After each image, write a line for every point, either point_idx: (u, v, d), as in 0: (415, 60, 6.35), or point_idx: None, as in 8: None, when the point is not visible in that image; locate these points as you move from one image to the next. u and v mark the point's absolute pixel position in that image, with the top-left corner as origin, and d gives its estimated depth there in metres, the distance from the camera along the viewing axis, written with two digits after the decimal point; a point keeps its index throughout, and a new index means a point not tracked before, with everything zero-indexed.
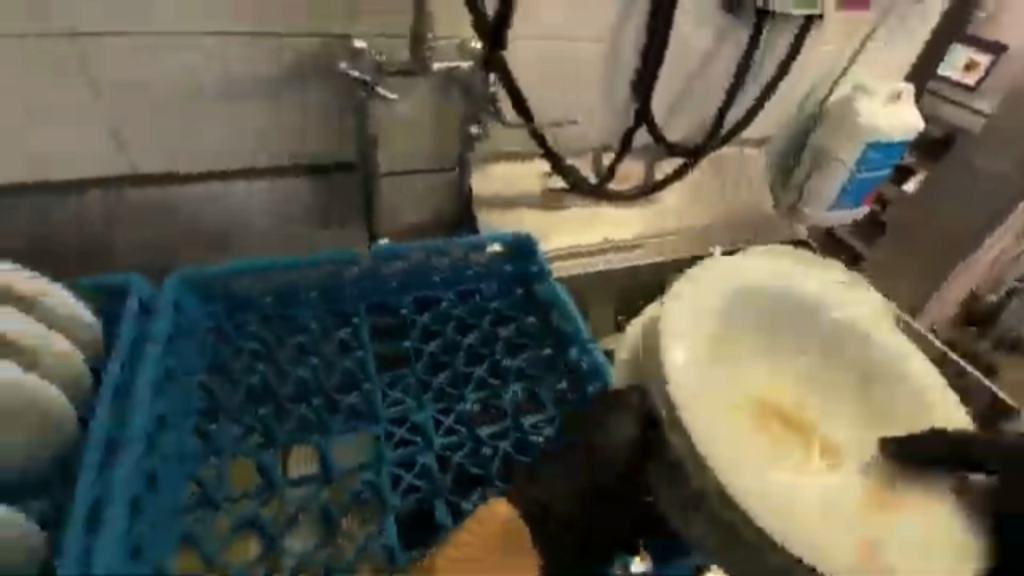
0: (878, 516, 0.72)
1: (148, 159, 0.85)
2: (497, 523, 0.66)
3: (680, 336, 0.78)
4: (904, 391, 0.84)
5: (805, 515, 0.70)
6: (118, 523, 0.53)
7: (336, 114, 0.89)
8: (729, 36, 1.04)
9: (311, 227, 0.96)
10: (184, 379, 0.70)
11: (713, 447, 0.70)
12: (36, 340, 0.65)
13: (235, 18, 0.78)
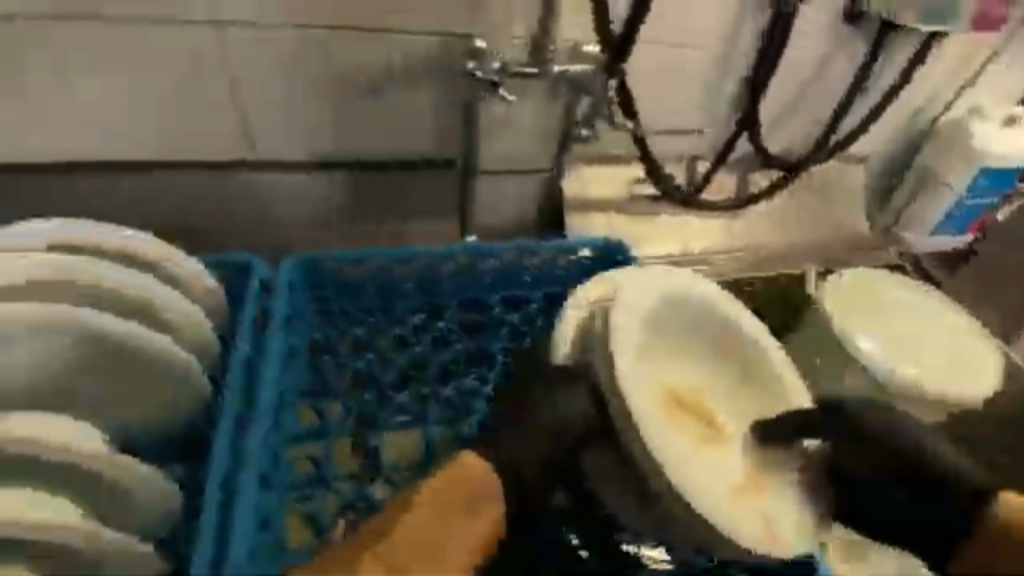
0: (740, 505, 0.67)
1: (270, 146, 0.89)
2: (465, 478, 0.68)
3: (629, 331, 0.69)
4: (768, 386, 0.80)
5: (728, 503, 0.66)
6: (252, 496, 0.58)
7: (447, 110, 0.91)
8: (846, 50, 1.01)
9: (394, 220, 0.98)
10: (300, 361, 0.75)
11: (669, 449, 0.64)
12: (167, 304, 0.68)
13: (367, 15, 0.81)
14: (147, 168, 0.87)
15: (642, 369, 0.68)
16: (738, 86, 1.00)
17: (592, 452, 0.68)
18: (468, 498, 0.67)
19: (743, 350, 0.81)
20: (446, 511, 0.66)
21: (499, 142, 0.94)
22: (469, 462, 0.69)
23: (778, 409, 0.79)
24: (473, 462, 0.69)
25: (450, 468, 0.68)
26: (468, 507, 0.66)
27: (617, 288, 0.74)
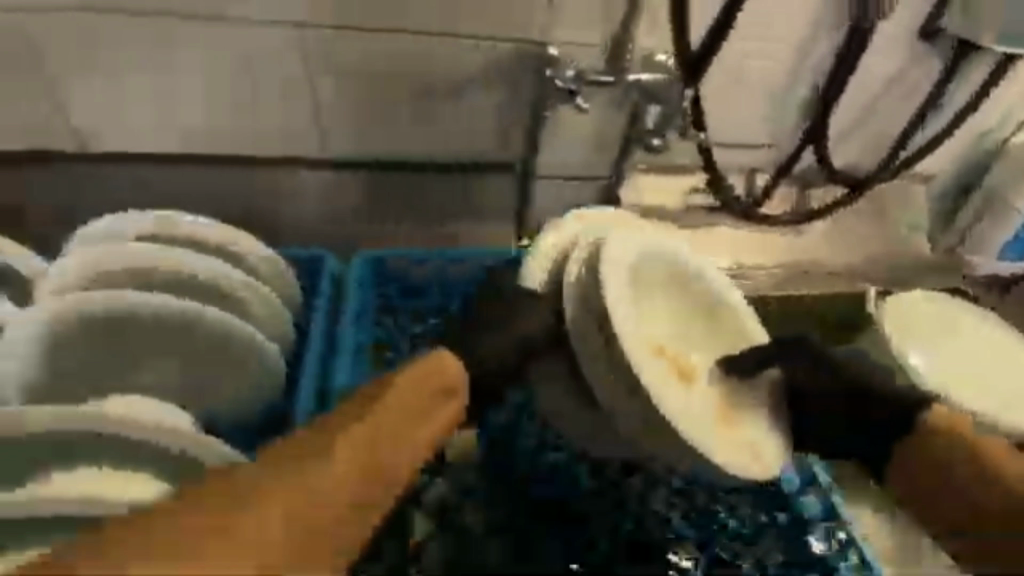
0: (717, 432, 0.66)
1: (338, 146, 0.90)
2: (439, 377, 0.64)
3: (622, 278, 0.68)
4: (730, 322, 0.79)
5: (712, 434, 0.66)
6: None
7: (512, 115, 0.91)
8: (920, 66, 0.99)
9: (450, 223, 0.98)
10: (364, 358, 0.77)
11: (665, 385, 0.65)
12: (241, 290, 0.72)
13: (442, 20, 0.82)
14: (219, 164, 0.89)
15: (634, 313, 0.67)
16: (807, 99, 0.98)
17: (547, 362, 0.70)
18: (438, 397, 0.63)
19: (710, 294, 0.79)
20: (416, 410, 0.61)
21: (560, 146, 0.95)
22: (438, 362, 0.65)
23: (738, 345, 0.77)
24: (444, 362, 0.65)
25: (421, 363, 0.64)
26: (437, 402, 0.63)
27: (577, 238, 0.76)
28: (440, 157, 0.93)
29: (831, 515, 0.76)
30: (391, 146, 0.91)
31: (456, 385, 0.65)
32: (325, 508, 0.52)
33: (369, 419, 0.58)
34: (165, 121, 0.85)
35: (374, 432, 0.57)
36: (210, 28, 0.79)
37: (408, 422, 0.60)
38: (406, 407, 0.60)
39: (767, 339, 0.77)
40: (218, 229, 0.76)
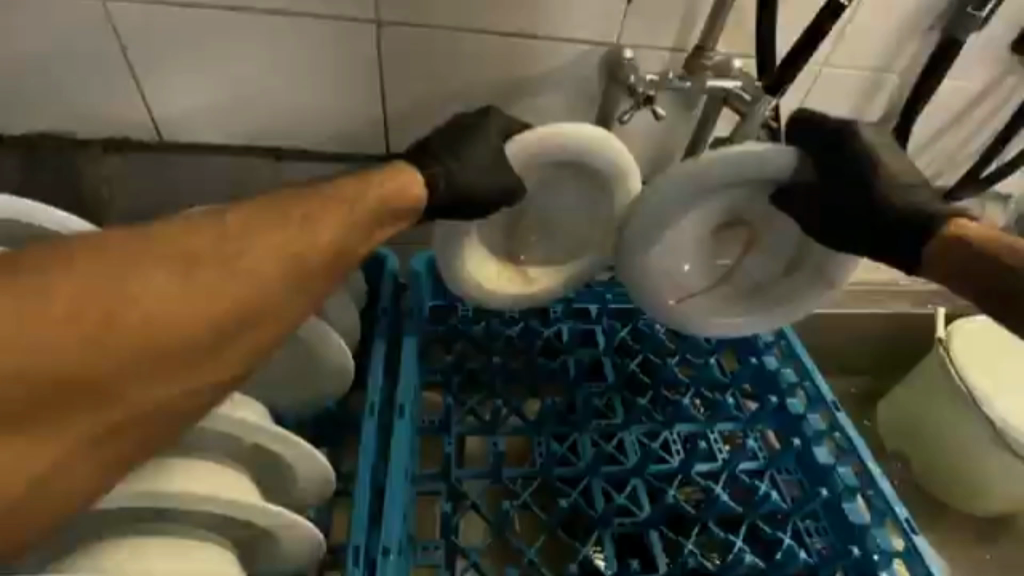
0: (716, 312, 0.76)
1: (402, 143, 0.91)
2: (398, 185, 0.64)
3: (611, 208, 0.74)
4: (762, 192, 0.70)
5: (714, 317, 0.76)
6: (397, 501, 0.60)
7: (577, 116, 0.89)
8: (1008, 79, 0.93)
9: None
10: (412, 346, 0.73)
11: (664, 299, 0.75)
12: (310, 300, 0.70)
13: (516, 19, 0.80)
14: (292, 159, 0.91)
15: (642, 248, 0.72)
16: (882, 114, 0.94)
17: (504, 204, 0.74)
18: (392, 209, 0.63)
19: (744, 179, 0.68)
20: (369, 215, 0.61)
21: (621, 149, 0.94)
22: (394, 173, 0.65)
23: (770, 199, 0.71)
24: (398, 174, 0.65)
25: (376, 171, 0.64)
26: (392, 210, 0.63)
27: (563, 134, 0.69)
28: None
29: (897, 548, 0.64)
30: None
31: (414, 194, 0.65)
32: (285, 256, 0.55)
33: (326, 206, 0.59)
34: (242, 116, 0.87)
35: (325, 212, 0.59)
36: (282, 22, 0.79)
37: (365, 215, 0.61)
38: (365, 206, 0.61)
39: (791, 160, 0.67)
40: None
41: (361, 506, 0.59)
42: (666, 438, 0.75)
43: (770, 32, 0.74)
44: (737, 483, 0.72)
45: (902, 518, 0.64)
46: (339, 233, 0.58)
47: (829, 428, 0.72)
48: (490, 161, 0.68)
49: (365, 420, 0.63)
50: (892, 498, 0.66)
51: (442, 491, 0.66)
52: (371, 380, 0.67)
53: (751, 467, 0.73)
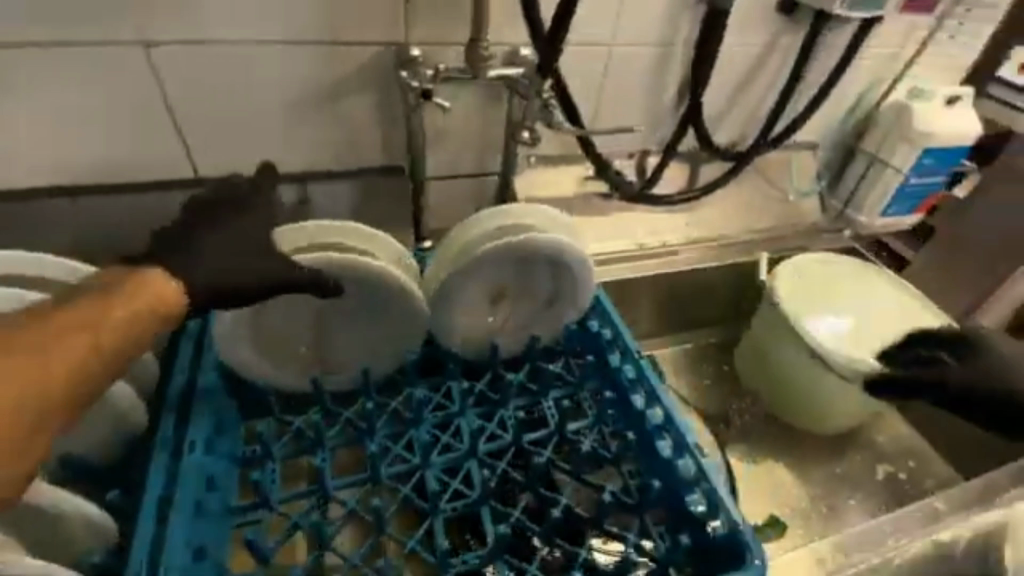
0: (513, 321, 0.85)
1: (209, 165, 0.89)
2: (155, 292, 0.58)
3: (393, 303, 0.74)
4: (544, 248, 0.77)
5: (513, 326, 0.85)
6: (180, 527, 0.58)
7: (386, 119, 0.92)
8: (784, 37, 1.02)
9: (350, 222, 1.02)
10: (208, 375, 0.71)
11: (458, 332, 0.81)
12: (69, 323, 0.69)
13: (299, 28, 0.79)
14: (93, 196, 0.86)
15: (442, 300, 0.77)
16: (676, 87, 1.03)
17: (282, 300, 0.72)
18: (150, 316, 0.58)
19: (527, 252, 0.76)
20: (131, 326, 0.57)
21: (444, 146, 0.97)
22: (150, 278, 0.59)
23: (554, 248, 0.77)
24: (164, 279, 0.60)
25: (129, 280, 0.58)
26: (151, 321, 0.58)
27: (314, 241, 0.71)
28: (321, 166, 0.94)
29: (696, 474, 0.69)
30: (274, 161, 0.91)
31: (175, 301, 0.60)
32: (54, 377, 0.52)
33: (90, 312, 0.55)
34: (28, 158, 0.82)
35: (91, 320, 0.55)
36: (34, 54, 0.74)
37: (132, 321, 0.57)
38: (127, 307, 0.56)
39: (555, 237, 0.76)
40: (72, 272, 0.73)
41: (141, 538, 0.57)
42: (500, 416, 0.79)
43: (535, 11, 0.74)
44: (565, 444, 0.76)
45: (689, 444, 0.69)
46: (94, 341, 0.54)
47: (637, 376, 0.79)
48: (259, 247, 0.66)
49: (157, 450, 0.62)
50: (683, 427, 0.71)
51: (262, 517, 0.64)
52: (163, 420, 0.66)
53: (579, 426, 0.78)
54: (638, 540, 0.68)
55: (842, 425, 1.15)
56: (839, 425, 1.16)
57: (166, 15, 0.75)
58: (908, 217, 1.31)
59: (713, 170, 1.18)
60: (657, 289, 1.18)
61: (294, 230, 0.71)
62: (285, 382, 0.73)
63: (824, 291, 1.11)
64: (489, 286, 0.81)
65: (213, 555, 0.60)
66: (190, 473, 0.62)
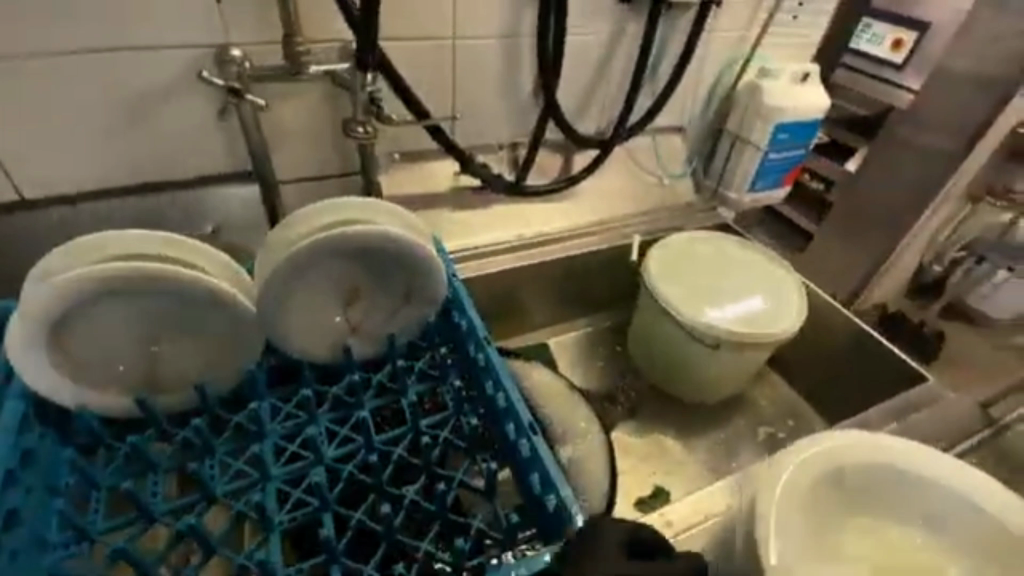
0: (362, 321, 0.82)
1: (35, 185, 0.84)
2: None
3: (213, 309, 0.71)
4: (372, 240, 0.75)
5: (364, 327, 0.82)
6: None
7: (225, 122, 0.88)
8: (628, 26, 1.06)
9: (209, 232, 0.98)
10: (15, 407, 0.66)
11: (299, 336, 0.77)
12: None
13: (109, 37, 0.75)
14: None
15: (272, 302, 0.74)
16: (530, 75, 1.04)
17: (87, 321, 0.67)
18: None
19: (358, 246, 0.75)
20: None
21: (293, 148, 0.95)
22: None
23: (385, 239, 0.76)
24: None
25: None
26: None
27: (106, 255, 0.67)
28: (164, 177, 0.91)
29: (528, 454, 0.69)
30: (109, 175, 0.87)
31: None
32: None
33: None
34: None
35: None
36: None
37: None
38: None
39: (385, 227, 0.76)
40: None
41: None
42: (354, 418, 0.76)
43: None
44: (417, 440, 0.74)
45: (524, 421, 0.71)
46: None
47: (488, 363, 0.78)
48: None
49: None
50: (522, 406, 0.72)
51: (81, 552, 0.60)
52: None
53: (434, 420, 0.77)
54: (482, 524, 0.67)
55: (726, 392, 1.21)
56: (724, 393, 1.21)
57: None
58: (777, 190, 1.38)
59: (582, 156, 1.21)
60: (543, 278, 1.19)
61: (83, 246, 0.67)
62: (101, 404, 0.69)
63: (696, 279, 1.14)
64: (329, 286, 0.79)
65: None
66: None
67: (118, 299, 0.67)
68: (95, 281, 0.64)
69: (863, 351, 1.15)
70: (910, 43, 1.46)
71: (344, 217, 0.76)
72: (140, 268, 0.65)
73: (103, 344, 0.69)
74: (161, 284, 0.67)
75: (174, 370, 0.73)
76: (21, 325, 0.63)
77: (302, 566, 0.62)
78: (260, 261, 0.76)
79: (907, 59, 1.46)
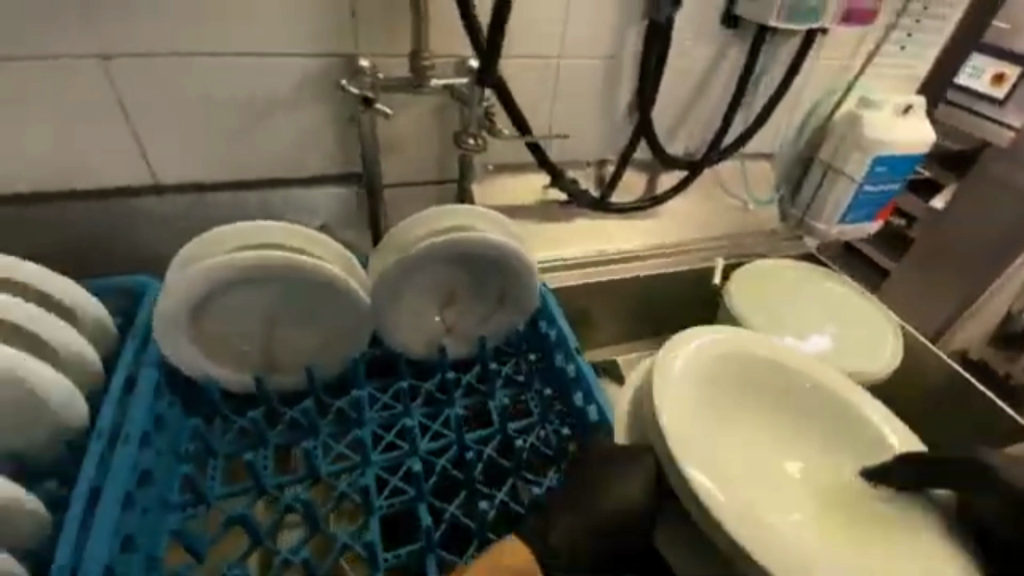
0: (459, 323, 0.86)
1: (171, 173, 0.91)
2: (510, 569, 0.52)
3: (329, 299, 0.76)
4: (480, 247, 0.78)
5: (459, 328, 0.86)
6: (110, 514, 0.57)
7: (342, 126, 0.94)
8: (730, 50, 1.06)
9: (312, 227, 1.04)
10: (151, 372, 0.71)
11: (401, 332, 0.81)
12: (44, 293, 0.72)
13: (253, 42, 0.82)
14: (56, 202, 0.89)
15: (381, 298, 0.78)
16: (626, 96, 1.06)
17: (219, 303, 0.73)
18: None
19: (465, 251, 0.78)
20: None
21: (397, 153, 1.00)
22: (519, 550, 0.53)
23: (492, 247, 0.79)
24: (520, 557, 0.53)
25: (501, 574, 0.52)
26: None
27: (240, 243, 0.72)
28: (280, 173, 0.97)
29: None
30: (231, 168, 0.94)
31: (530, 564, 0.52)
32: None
33: None
34: None
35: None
36: None
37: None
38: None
39: (492, 235, 0.78)
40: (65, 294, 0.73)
41: (72, 520, 0.57)
42: (445, 415, 0.78)
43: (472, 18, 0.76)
44: (507, 442, 0.76)
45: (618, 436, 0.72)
46: None
47: (578, 375, 0.80)
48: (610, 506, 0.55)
49: (95, 446, 0.62)
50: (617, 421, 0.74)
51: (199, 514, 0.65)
52: (102, 417, 0.66)
53: (522, 425, 0.79)
54: None
55: None
56: None
57: (120, 30, 0.77)
58: (868, 224, 1.34)
59: (670, 176, 1.20)
60: (622, 296, 1.19)
61: (220, 234, 0.72)
62: (223, 379, 0.75)
63: (780, 308, 1.11)
64: (431, 287, 0.82)
65: (138, 545, 0.59)
66: (120, 465, 0.61)
67: (249, 284, 0.72)
68: (232, 268, 0.69)
69: (961, 400, 1.09)
70: (1013, 79, 1.34)
71: (449, 229, 0.79)
72: (273, 256, 0.70)
73: (231, 324, 0.74)
74: (288, 273, 0.71)
75: (289, 354, 0.78)
76: (167, 305, 0.69)
77: (397, 552, 0.65)
78: (373, 258, 0.81)
79: (1009, 94, 1.34)
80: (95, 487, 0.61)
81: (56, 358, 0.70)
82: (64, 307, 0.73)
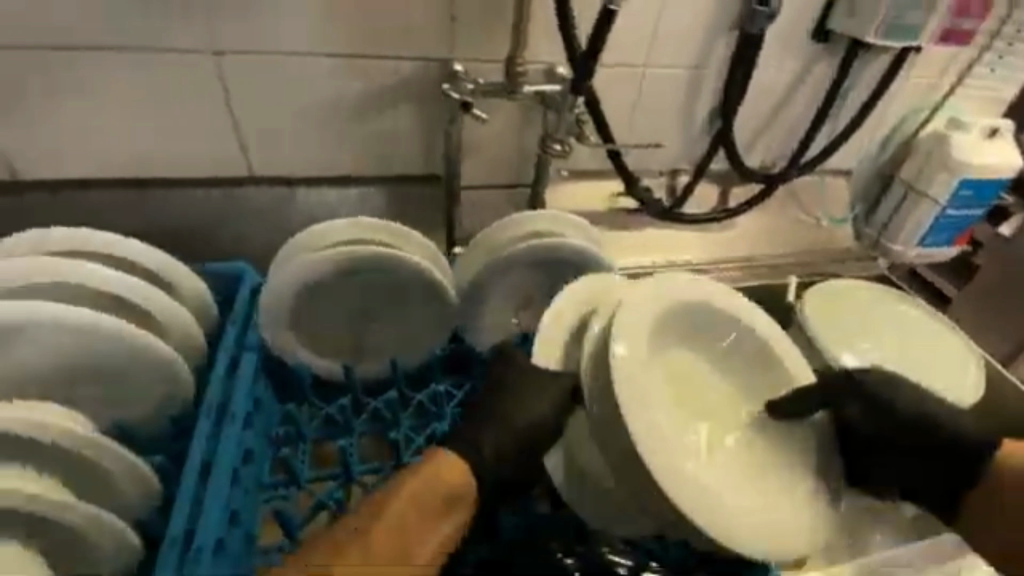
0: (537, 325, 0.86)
1: (263, 165, 0.95)
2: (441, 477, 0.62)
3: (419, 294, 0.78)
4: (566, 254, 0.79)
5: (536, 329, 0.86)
6: (220, 492, 0.60)
7: (427, 128, 0.96)
8: (817, 64, 1.05)
9: None
10: (249, 355, 0.74)
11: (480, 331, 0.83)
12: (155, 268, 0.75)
13: (355, 44, 0.85)
14: (158, 187, 0.94)
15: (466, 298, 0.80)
16: (709, 107, 1.05)
17: (316, 295, 0.75)
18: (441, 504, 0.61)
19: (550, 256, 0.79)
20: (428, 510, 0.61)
21: (477, 155, 1.02)
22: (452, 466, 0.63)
23: (577, 253, 0.79)
24: (459, 468, 0.64)
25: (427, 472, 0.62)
26: (445, 491, 0.62)
27: (337, 239, 0.74)
28: (362, 170, 0.99)
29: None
30: (319, 163, 0.97)
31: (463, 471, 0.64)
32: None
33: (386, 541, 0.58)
34: (97, 152, 0.89)
35: (370, 521, 0.59)
36: (118, 59, 0.81)
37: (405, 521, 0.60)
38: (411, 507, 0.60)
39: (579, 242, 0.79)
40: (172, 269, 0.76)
41: (185, 495, 0.60)
42: None
43: (571, 22, 0.79)
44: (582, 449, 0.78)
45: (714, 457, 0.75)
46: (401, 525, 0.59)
47: None
48: (533, 423, 0.67)
49: (201, 428, 0.65)
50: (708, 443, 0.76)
51: (290, 495, 0.68)
52: (207, 395, 0.68)
53: None
54: (654, 546, 0.77)
55: None
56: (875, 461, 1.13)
57: (234, 28, 0.81)
58: (949, 249, 1.28)
59: (745, 189, 1.18)
60: None
61: (316, 229, 0.74)
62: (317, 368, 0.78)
63: (855, 329, 1.07)
64: (515, 290, 0.83)
65: (241, 522, 0.63)
66: (226, 445, 0.64)
67: (344, 279, 0.75)
68: (333, 262, 0.72)
69: None
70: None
71: (533, 233, 0.80)
72: (368, 251, 0.73)
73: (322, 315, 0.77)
74: (382, 267, 0.74)
75: (375, 345, 0.81)
76: (269, 295, 0.73)
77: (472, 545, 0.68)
78: (459, 258, 0.81)
79: None
80: (202, 465, 0.63)
81: (160, 333, 0.73)
82: (174, 285, 0.77)
